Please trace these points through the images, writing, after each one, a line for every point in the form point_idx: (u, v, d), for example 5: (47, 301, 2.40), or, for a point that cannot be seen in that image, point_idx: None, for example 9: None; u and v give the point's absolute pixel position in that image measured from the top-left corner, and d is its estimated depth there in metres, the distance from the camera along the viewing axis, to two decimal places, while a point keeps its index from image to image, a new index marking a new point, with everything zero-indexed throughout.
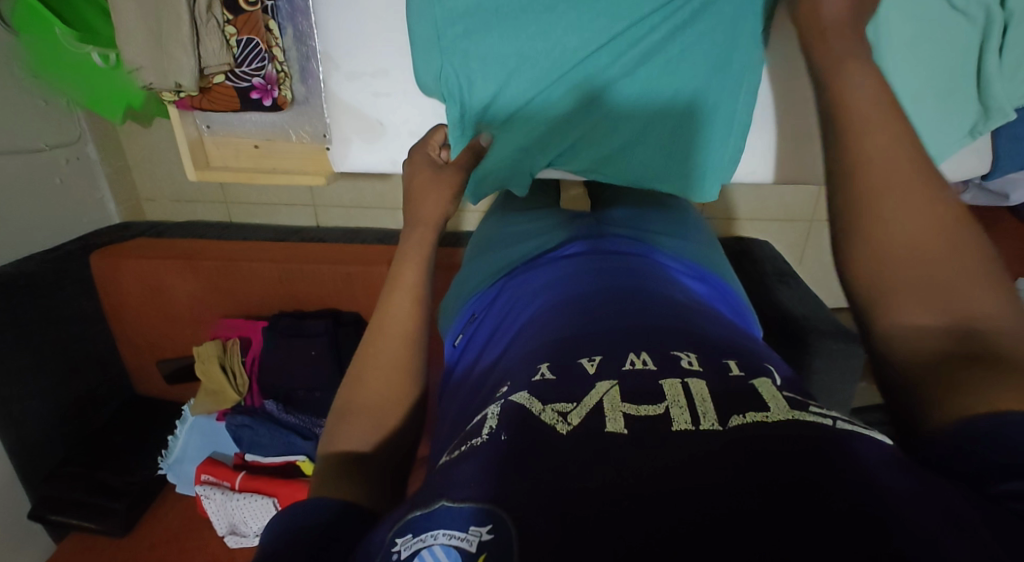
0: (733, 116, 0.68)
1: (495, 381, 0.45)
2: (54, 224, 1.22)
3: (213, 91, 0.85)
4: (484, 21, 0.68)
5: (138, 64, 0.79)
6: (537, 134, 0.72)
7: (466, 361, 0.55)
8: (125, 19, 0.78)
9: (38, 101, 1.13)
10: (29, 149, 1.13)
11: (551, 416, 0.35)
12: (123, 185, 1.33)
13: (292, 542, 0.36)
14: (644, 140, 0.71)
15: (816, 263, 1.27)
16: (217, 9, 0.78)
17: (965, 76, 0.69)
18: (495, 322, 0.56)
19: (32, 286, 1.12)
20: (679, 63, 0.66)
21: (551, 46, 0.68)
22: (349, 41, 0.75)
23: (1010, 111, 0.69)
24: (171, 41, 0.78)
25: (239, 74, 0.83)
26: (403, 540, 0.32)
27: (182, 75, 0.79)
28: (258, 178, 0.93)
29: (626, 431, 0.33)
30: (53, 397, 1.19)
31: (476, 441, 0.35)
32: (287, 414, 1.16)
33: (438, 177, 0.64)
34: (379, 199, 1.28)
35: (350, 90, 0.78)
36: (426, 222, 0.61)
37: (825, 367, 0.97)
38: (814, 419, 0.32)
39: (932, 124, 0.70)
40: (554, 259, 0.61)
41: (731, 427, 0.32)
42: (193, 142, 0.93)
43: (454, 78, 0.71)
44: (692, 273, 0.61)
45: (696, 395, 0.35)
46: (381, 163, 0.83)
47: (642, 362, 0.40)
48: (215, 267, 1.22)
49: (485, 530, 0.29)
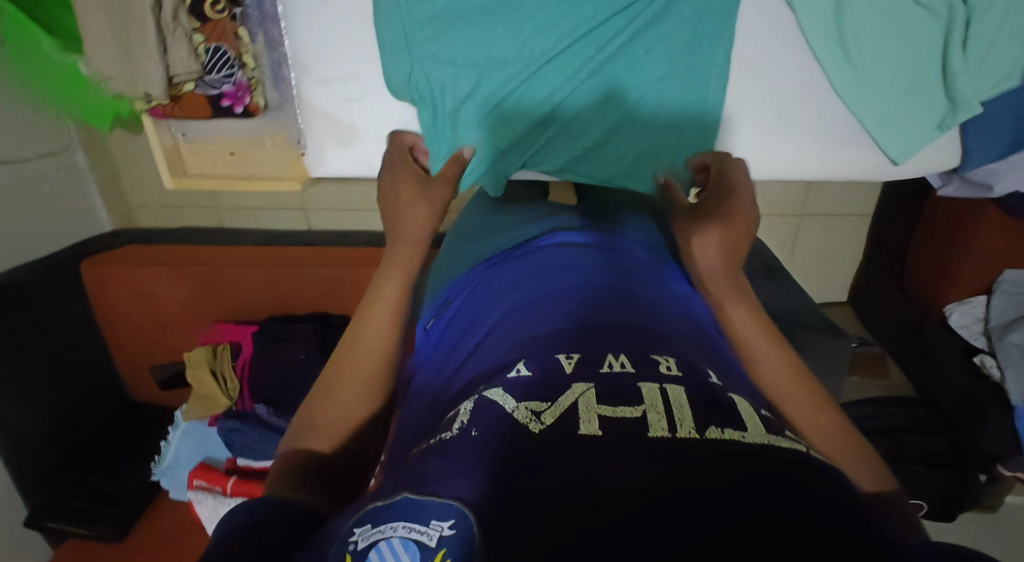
0: (700, 112, 0.73)
1: (470, 376, 0.45)
2: (44, 233, 1.22)
3: (183, 100, 0.87)
4: (453, 23, 0.70)
5: (106, 74, 0.79)
6: (513, 133, 0.73)
7: (437, 355, 0.54)
8: (91, 28, 0.77)
9: (26, 110, 1.14)
10: (20, 158, 1.15)
11: (524, 414, 0.35)
12: (113, 194, 1.35)
13: (244, 528, 0.36)
14: (615, 138, 0.75)
15: (804, 257, 1.29)
16: (183, 18, 0.79)
17: (932, 70, 0.72)
18: (469, 315, 0.56)
19: (24, 295, 1.13)
20: (645, 59, 0.72)
21: (520, 47, 0.71)
22: (319, 46, 0.76)
23: (977, 105, 0.71)
24: (137, 50, 0.78)
25: (208, 81, 0.85)
26: (361, 531, 0.32)
27: (151, 84, 0.80)
28: (237, 185, 0.94)
29: (599, 433, 0.33)
30: (47, 405, 1.19)
31: (445, 434, 0.36)
32: (276, 418, 1.16)
33: (426, 189, 0.61)
34: (367, 202, 1.29)
35: (322, 95, 0.78)
36: (413, 239, 0.58)
37: (816, 361, 0.87)
38: (789, 445, 0.32)
39: (897, 118, 0.74)
40: (553, 244, 0.61)
41: (708, 438, 0.32)
42: (167, 151, 0.93)
43: (424, 83, 0.72)
44: (686, 274, 0.60)
45: (674, 402, 0.35)
46: (356, 167, 0.83)
47: (619, 365, 0.40)
48: (203, 273, 1.22)
49: (446, 525, 0.30)
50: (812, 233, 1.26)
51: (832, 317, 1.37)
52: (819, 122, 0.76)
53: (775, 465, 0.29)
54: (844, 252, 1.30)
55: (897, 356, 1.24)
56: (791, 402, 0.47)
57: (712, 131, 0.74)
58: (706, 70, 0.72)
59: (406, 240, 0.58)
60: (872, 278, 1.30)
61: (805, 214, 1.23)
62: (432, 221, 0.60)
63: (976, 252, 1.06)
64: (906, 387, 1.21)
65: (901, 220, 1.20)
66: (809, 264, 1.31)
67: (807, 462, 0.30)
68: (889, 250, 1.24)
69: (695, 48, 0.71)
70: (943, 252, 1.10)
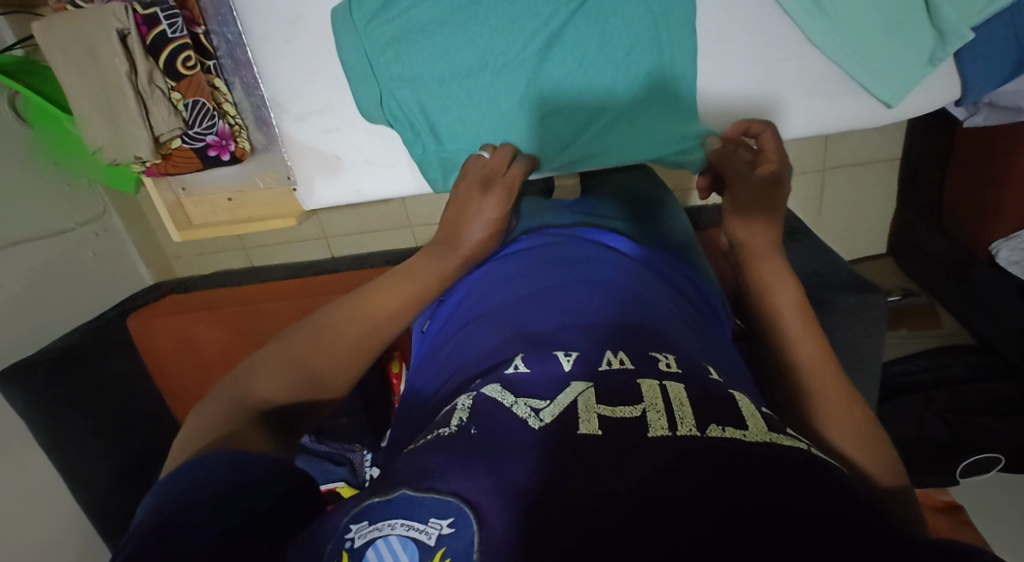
0: (656, 81, 0.82)
1: (466, 371, 0.43)
2: (91, 296, 1.30)
3: (173, 156, 0.95)
4: (411, 40, 0.82)
5: (100, 144, 0.89)
6: (491, 127, 0.85)
7: (431, 354, 0.53)
8: (80, 104, 0.87)
9: (60, 185, 1.24)
10: (61, 229, 1.24)
11: (523, 410, 0.33)
12: (150, 249, 1.45)
13: (177, 499, 0.33)
14: (583, 116, 0.84)
15: (831, 216, 1.25)
16: (159, 79, 0.87)
17: (914, 4, 0.79)
18: (466, 311, 0.53)
19: (77, 355, 1.16)
20: (592, 42, 0.81)
21: (481, 51, 0.82)
22: (293, 89, 0.92)
23: (965, 32, 0.77)
24: (122, 118, 0.87)
25: (192, 135, 0.93)
26: (357, 528, 0.30)
27: (139, 147, 0.88)
28: (237, 228, 1.07)
29: (600, 433, 0.31)
30: (113, 455, 1.20)
31: (442, 431, 0.34)
32: (318, 443, 0.97)
33: (490, 181, 0.60)
34: (384, 222, 1.34)
35: (301, 129, 0.95)
36: (462, 247, 0.57)
37: (848, 323, 0.81)
38: (791, 443, 0.30)
39: (880, 53, 0.82)
40: (548, 237, 0.59)
41: (709, 436, 0.30)
42: (171, 206, 1.06)
43: (396, 106, 0.86)
44: (681, 269, 0.59)
45: (674, 399, 0.33)
46: (343, 194, 1.00)
47: (619, 361, 0.38)
48: (237, 313, 1.21)
49: (445, 523, 0.29)
50: (838, 186, 1.21)
51: (868, 271, 1.31)
52: (807, 74, 0.86)
53: (782, 472, 0.27)
54: (877, 202, 1.24)
55: (945, 302, 1.18)
56: (820, 381, 0.46)
57: (671, 96, 0.83)
58: (655, 41, 0.80)
59: (457, 246, 0.57)
60: (905, 226, 1.24)
61: (827, 167, 1.18)
62: (496, 218, 0.59)
63: (1011, 185, 0.99)
64: (960, 333, 1.15)
65: (929, 159, 1.14)
66: (838, 223, 1.26)
67: (811, 465, 0.28)
68: (921, 191, 1.18)
69: (637, 24, 0.80)
70: (980, 187, 1.04)
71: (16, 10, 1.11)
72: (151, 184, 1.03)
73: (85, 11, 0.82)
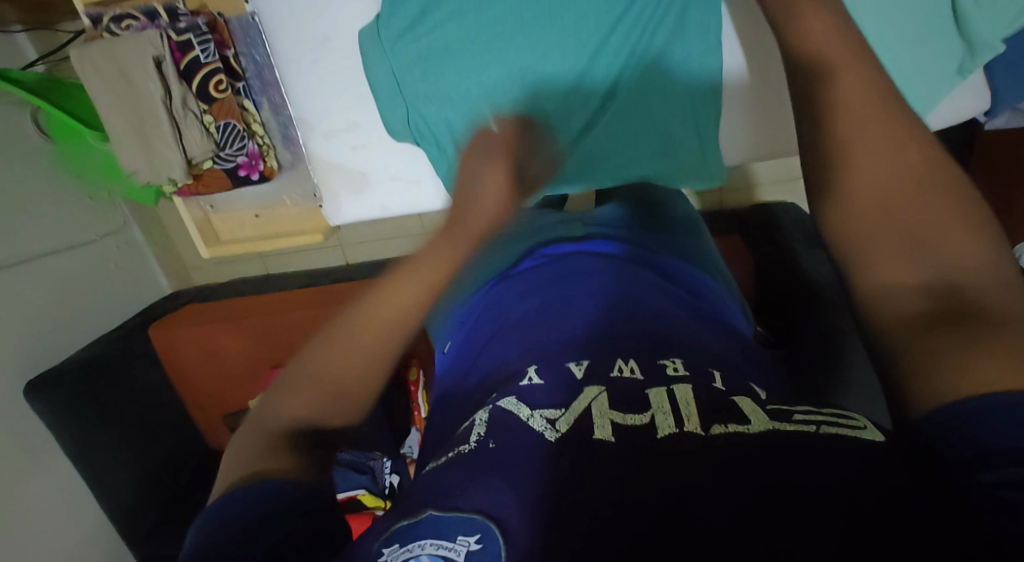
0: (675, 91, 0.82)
1: (486, 387, 0.44)
2: (115, 307, 1.32)
3: (204, 176, 0.96)
4: (437, 58, 0.83)
5: (134, 167, 0.90)
6: None
7: (454, 369, 0.53)
8: (116, 128, 0.88)
9: (83, 197, 1.25)
10: (84, 241, 1.26)
11: (539, 423, 0.33)
12: (170, 260, 1.44)
13: (212, 534, 0.34)
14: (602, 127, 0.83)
15: None
16: (192, 103, 0.88)
17: (943, 15, 0.79)
18: (487, 327, 0.53)
19: (102, 365, 1.18)
20: (613, 53, 0.80)
21: (506, 68, 0.81)
22: (319, 108, 0.96)
23: (997, 44, 0.78)
24: (156, 139, 0.89)
25: (223, 157, 0.93)
26: (389, 551, 0.30)
27: (172, 170, 0.90)
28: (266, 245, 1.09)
29: (613, 439, 0.31)
30: (137, 463, 1.22)
31: (462, 447, 0.34)
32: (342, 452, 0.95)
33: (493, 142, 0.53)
34: (399, 229, 1.33)
35: (329, 147, 1.00)
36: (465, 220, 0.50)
37: None
38: (796, 428, 0.30)
39: (909, 57, 0.81)
40: (567, 252, 0.59)
41: (712, 433, 0.30)
42: (199, 223, 1.09)
43: (420, 123, 0.88)
44: (697, 278, 0.58)
45: (681, 400, 0.33)
46: (372, 209, 1.04)
47: (629, 369, 0.38)
48: (259, 322, 1.23)
49: (472, 539, 0.29)
50: None
51: None
52: None
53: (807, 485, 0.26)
54: None
55: None
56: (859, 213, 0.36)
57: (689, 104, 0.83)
58: (675, 53, 0.81)
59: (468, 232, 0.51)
60: None
61: None
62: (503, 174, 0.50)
63: None
64: None
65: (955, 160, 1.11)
66: None
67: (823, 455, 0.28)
68: None
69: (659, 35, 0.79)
70: (1005, 188, 1.02)
71: (37, 28, 1.13)
72: (180, 202, 1.05)
73: (121, 38, 0.84)
